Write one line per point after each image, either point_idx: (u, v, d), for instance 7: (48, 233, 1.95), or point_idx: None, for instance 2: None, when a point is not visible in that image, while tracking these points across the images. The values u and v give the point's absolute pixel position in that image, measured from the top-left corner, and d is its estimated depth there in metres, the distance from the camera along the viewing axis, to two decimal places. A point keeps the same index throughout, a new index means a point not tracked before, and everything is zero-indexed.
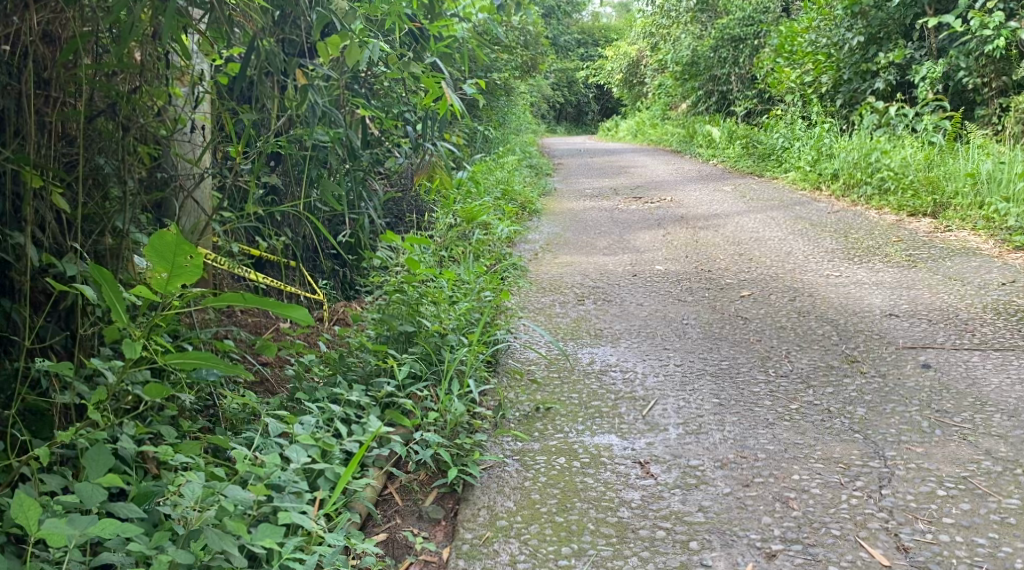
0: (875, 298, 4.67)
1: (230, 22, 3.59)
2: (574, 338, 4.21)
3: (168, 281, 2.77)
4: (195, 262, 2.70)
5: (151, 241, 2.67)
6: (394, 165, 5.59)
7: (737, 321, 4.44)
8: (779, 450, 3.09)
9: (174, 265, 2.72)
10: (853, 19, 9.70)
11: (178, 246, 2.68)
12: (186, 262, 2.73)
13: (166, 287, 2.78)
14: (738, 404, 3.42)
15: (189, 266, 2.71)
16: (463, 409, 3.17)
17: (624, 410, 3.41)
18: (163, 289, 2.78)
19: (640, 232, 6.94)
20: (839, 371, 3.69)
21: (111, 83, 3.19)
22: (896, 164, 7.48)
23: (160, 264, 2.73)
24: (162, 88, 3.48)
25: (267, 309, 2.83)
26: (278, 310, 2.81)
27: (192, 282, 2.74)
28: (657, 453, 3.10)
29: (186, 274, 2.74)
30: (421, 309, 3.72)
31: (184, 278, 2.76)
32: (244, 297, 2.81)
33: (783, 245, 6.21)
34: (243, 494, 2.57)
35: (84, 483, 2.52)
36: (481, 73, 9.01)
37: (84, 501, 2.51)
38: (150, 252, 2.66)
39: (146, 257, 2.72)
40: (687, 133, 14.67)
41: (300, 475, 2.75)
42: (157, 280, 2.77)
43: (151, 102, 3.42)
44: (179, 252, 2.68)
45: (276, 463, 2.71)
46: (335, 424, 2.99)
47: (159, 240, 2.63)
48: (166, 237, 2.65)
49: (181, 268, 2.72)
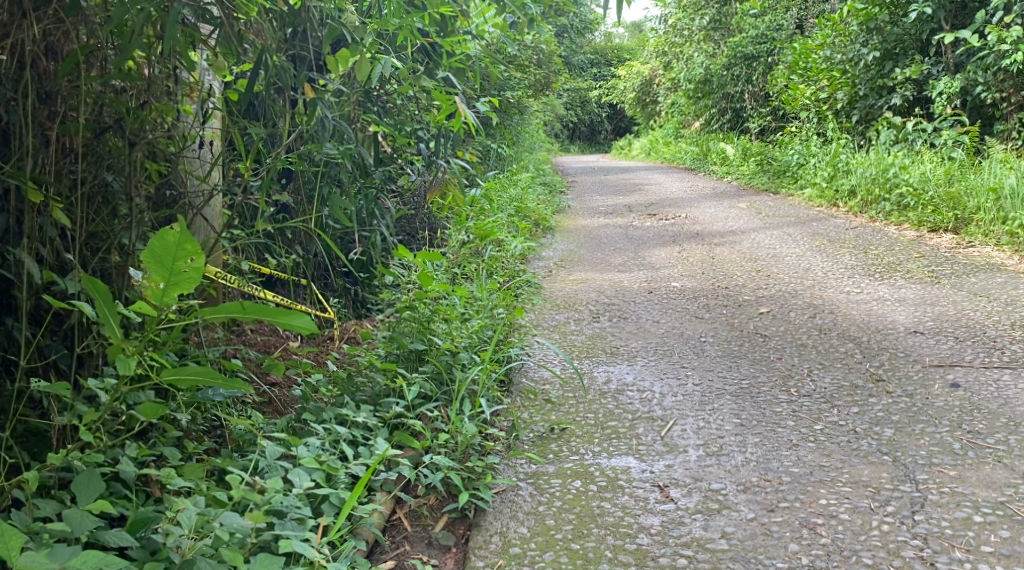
0: (898, 315, 4.54)
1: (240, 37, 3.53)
2: (589, 356, 4.10)
3: (165, 292, 2.64)
4: (195, 265, 2.56)
5: (150, 244, 2.55)
6: (407, 183, 5.54)
7: (756, 338, 4.32)
8: (805, 473, 2.96)
9: (172, 271, 2.59)
10: (869, 35, 9.60)
11: (177, 248, 2.56)
12: (186, 268, 2.60)
13: (163, 298, 2.65)
14: (761, 424, 3.30)
15: (188, 271, 2.59)
16: (474, 430, 3.05)
17: (642, 431, 3.29)
18: (160, 300, 2.65)
19: (655, 249, 6.83)
20: (864, 390, 3.55)
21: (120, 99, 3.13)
22: (915, 180, 7.36)
23: (157, 271, 2.60)
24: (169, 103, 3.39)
25: (267, 317, 2.69)
26: (280, 321, 2.70)
27: (191, 290, 2.61)
28: (677, 476, 2.97)
29: (185, 282, 2.61)
30: (432, 327, 3.60)
31: (181, 287, 2.63)
32: (244, 306, 2.68)
33: (801, 262, 6.09)
34: (239, 522, 2.47)
35: (73, 510, 2.43)
36: (495, 91, 8.94)
37: (72, 529, 2.42)
38: (149, 256, 2.53)
39: (144, 264, 2.59)
40: (700, 151, 14.57)
41: (303, 501, 2.64)
42: (153, 290, 2.64)
43: (158, 118, 3.34)
44: (180, 255, 2.56)
45: (278, 488, 2.59)
46: (341, 446, 2.87)
47: (159, 240, 2.50)
48: (166, 237, 2.53)
49: (180, 274, 2.60)
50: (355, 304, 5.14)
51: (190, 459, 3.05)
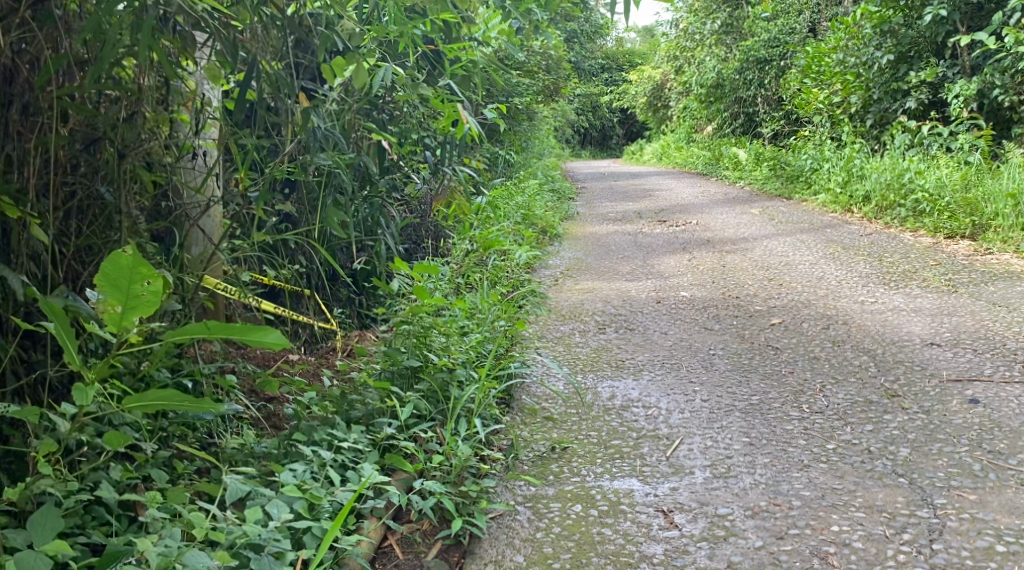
0: (914, 326, 4.40)
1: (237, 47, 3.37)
2: (593, 370, 3.97)
3: (122, 317, 2.52)
4: (153, 287, 2.46)
5: (104, 267, 2.43)
6: (411, 190, 5.42)
7: (768, 351, 4.18)
8: (816, 497, 2.82)
9: (129, 295, 2.48)
10: (883, 38, 9.46)
11: (133, 270, 2.45)
12: (143, 291, 2.49)
13: (121, 323, 2.52)
14: (771, 443, 3.16)
15: (145, 294, 2.48)
16: (469, 452, 2.92)
17: (646, 451, 3.16)
18: (118, 325, 2.53)
19: (665, 257, 6.70)
20: (878, 406, 3.41)
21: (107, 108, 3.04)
22: (930, 185, 7.21)
23: (114, 295, 2.48)
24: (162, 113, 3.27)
25: (233, 338, 2.58)
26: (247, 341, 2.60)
27: (151, 313, 2.50)
28: (682, 500, 2.84)
29: (144, 304, 2.50)
30: (429, 341, 3.47)
31: (140, 311, 2.51)
32: (208, 328, 2.58)
33: (814, 270, 5.94)
34: (205, 562, 2.36)
35: (23, 552, 2.36)
36: (502, 98, 8.82)
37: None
38: (104, 279, 2.42)
39: (98, 288, 2.47)
40: (711, 156, 14.41)
41: (283, 533, 2.51)
42: (110, 316, 2.51)
43: (150, 127, 3.24)
44: (136, 277, 2.45)
45: (255, 520, 2.47)
46: (328, 472, 2.75)
47: (114, 263, 2.39)
48: (121, 260, 2.42)
49: (137, 297, 2.49)
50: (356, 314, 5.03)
51: (178, 482, 2.94)
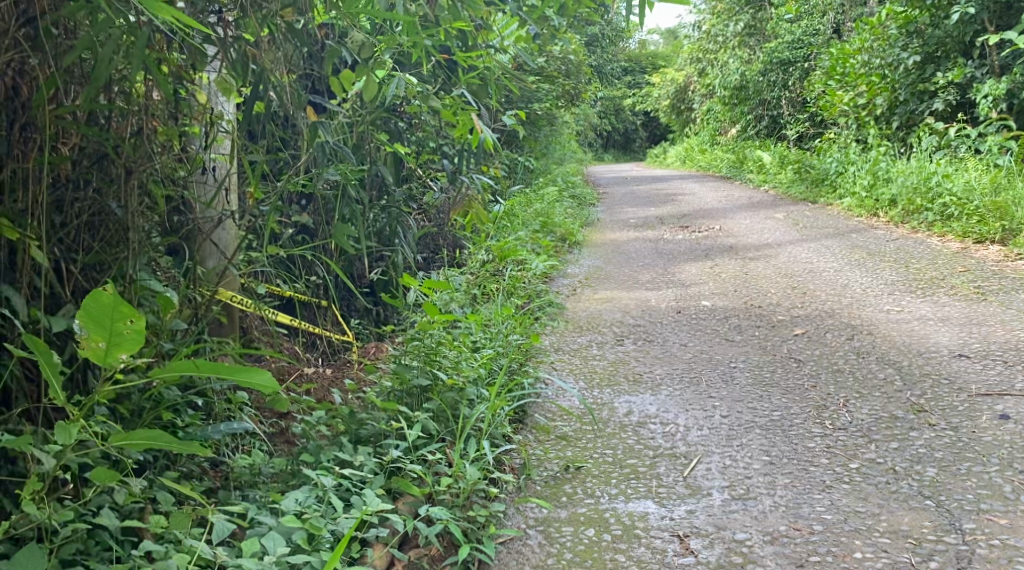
0: (941, 337, 4.29)
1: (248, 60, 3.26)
2: (611, 385, 3.88)
3: (107, 352, 2.44)
4: (136, 327, 2.38)
5: (86, 305, 2.35)
6: (429, 200, 5.35)
7: (790, 363, 4.08)
8: (839, 521, 2.71)
9: (113, 332, 2.40)
10: (909, 38, 9.32)
11: (115, 309, 2.36)
12: (127, 328, 2.41)
13: (105, 358, 2.44)
14: (792, 463, 3.05)
15: (129, 333, 2.40)
16: (478, 475, 2.83)
17: (662, 471, 3.07)
18: (103, 361, 2.45)
19: (686, 264, 6.59)
20: (904, 423, 3.30)
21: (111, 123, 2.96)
22: (959, 189, 7.09)
23: (97, 332, 2.40)
24: (169, 126, 3.18)
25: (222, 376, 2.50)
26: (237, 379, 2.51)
27: (135, 351, 2.42)
28: (698, 524, 2.74)
29: (128, 342, 2.42)
30: (440, 358, 3.39)
31: (125, 348, 2.43)
32: (197, 364, 2.50)
33: (839, 278, 5.82)
34: None
35: None
36: (521, 103, 8.73)
37: None
38: (86, 318, 2.34)
39: (80, 324, 2.39)
40: (735, 158, 14.26)
41: (281, 566, 2.44)
42: (94, 352, 2.44)
43: (158, 141, 3.16)
44: (118, 316, 2.37)
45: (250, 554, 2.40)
46: (330, 499, 2.67)
47: (94, 304, 2.30)
48: (102, 300, 2.33)
49: (121, 335, 2.41)
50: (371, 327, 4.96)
51: (184, 503, 2.86)
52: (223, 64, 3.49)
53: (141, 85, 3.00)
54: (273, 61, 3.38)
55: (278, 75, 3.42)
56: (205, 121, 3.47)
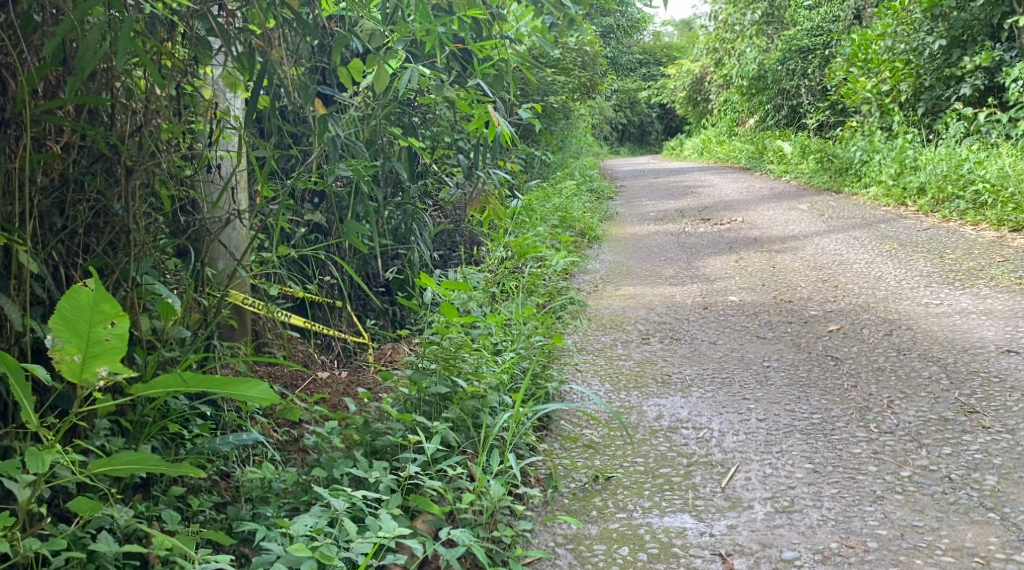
0: (987, 332, 4.10)
1: (254, 54, 3.05)
2: (638, 387, 3.68)
3: (83, 367, 2.23)
4: (118, 329, 2.19)
5: (61, 308, 2.17)
6: (446, 196, 5.17)
7: (827, 362, 3.88)
8: (895, 537, 2.51)
9: (90, 339, 2.21)
10: (934, 22, 9.10)
11: (94, 313, 2.18)
12: (106, 336, 2.22)
13: (82, 374, 2.24)
14: (837, 471, 2.85)
15: (109, 338, 2.20)
16: (503, 491, 2.62)
17: (699, 481, 2.87)
18: (79, 377, 2.24)
19: (710, 258, 6.38)
20: (955, 426, 3.10)
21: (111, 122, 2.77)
22: (992, 175, 6.91)
23: (73, 342, 2.21)
24: (174, 124, 3.00)
25: (215, 390, 2.32)
26: (232, 392, 2.34)
27: (116, 361, 2.23)
28: (741, 541, 2.54)
29: (107, 351, 2.22)
30: (459, 363, 3.20)
31: (104, 360, 2.23)
32: (187, 378, 2.32)
33: (871, 269, 5.61)
34: None
35: None
36: (536, 97, 8.53)
37: None
38: (61, 320, 2.15)
39: (54, 332, 2.19)
40: (754, 149, 14.01)
41: None
42: (69, 366, 2.23)
43: (162, 140, 2.97)
44: (97, 317, 2.18)
45: None
46: (342, 522, 2.47)
47: (71, 296, 2.13)
48: (81, 296, 2.16)
49: (99, 343, 2.22)
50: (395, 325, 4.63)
51: (191, 521, 2.65)
52: (228, 57, 3.28)
53: (143, 80, 2.84)
54: (280, 55, 3.16)
55: (286, 67, 3.20)
56: (212, 117, 3.22)
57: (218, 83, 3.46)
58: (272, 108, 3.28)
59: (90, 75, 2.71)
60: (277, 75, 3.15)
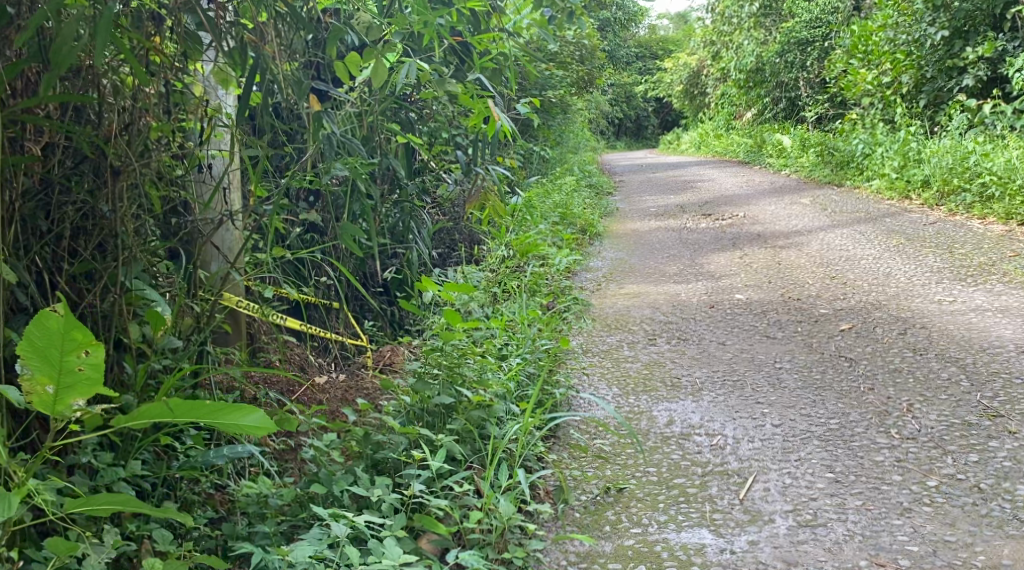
0: (1004, 330, 3.99)
1: (246, 50, 2.91)
2: (646, 391, 3.55)
3: (57, 399, 2.10)
4: (89, 358, 2.04)
5: (31, 335, 2.03)
6: (444, 193, 5.03)
7: (841, 362, 3.76)
8: (927, 554, 2.42)
9: (62, 369, 2.06)
10: (935, 12, 8.95)
11: (66, 339, 2.04)
12: (80, 366, 2.07)
13: (56, 406, 2.10)
14: (860, 481, 2.74)
15: (82, 367, 2.06)
16: (513, 510, 2.54)
17: (715, 492, 2.75)
18: (52, 409, 2.10)
19: (713, 254, 6.26)
20: (980, 431, 3.00)
21: (97, 120, 2.64)
22: (1000, 168, 6.80)
23: (44, 371, 2.06)
24: (165, 122, 2.87)
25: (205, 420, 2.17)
26: (222, 421, 2.19)
27: (90, 392, 2.08)
28: (765, 559, 2.44)
29: (81, 381, 2.08)
30: (463, 371, 3.08)
31: (78, 391, 2.09)
32: (171, 407, 2.16)
33: (879, 265, 5.49)
34: None
35: None
36: (533, 91, 8.38)
37: None
38: (30, 348, 2.02)
39: (25, 362, 2.05)
40: (752, 143, 13.86)
41: None
42: (41, 398, 2.09)
43: (156, 138, 2.84)
44: (68, 344, 2.03)
45: None
46: (343, 547, 2.34)
47: (41, 322, 1.99)
48: (50, 321, 2.01)
49: (73, 373, 2.07)
50: (394, 326, 4.49)
51: (185, 538, 2.52)
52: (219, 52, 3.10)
53: (128, 76, 2.71)
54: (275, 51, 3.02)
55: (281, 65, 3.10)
56: (202, 114, 3.06)
57: (209, 80, 3.30)
58: (266, 106, 3.15)
59: (75, 70, 2.58)
60: (271, 70, 3.02)
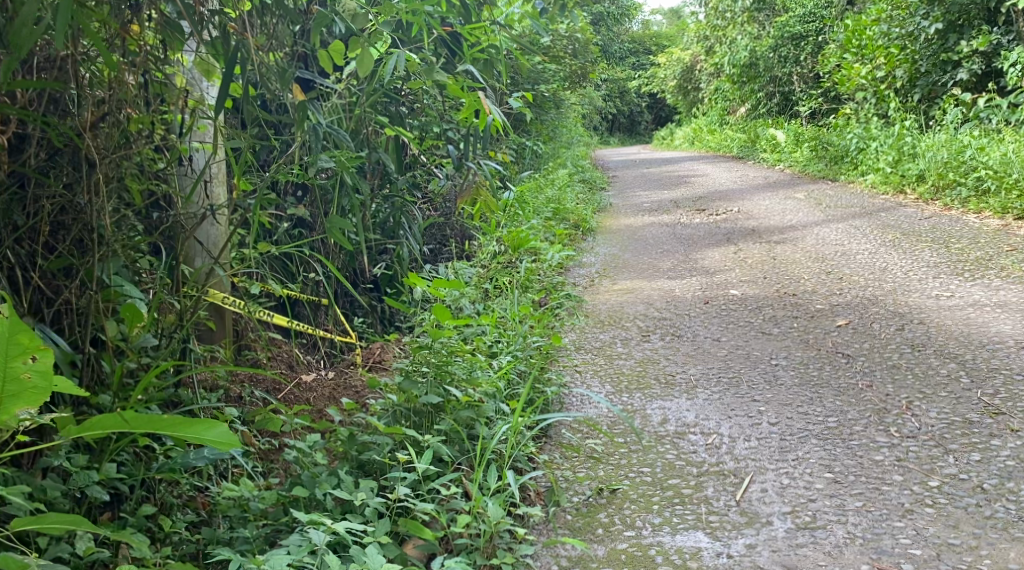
0: (1003, 325, 3.92)
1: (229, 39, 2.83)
2: (640, 389, 3.47)
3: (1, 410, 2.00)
4: (37, 364, 1.96)
5: None
6: (434, 188, 4.94)
7: (838, 359, 3.68)
8: (930, 558, 2.34)
9: (7, 377, 1.97)
10: (930, 6, 8.88)
11: (10, 345, 1.95)
12: (27, 373, 1.98)
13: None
14: (860, 481, 2.67)
15: (29, 374, 1.97)
16: (501, 514, 2.45)
17: (711, 493, 2.67)
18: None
19: (707, 250, 6.18)
20: (981, 429, 2.92)
21: (73, 110, 2.55)
22: (995, 161, 6.72)
23: None
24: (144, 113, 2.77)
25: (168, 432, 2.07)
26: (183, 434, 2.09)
27: (38, 401, 2.00)
28: (762, 563, 2.36)
29: (28, 390, 1.99)
30: (452, 369, 2.99)
31: (23, 400, 2.00)
32: (127, 419, 2.06)
33: (876, 260, 5.41)
34: None
35: None
36: (524, 85, 8.28)
37: None
38: None
39: None
40: (746, 137, 13.80)
41: None
42: None
43: (134, 130, 2.75)
44: (15, 350, 1.95)
45: None
46: (323, 554, 2.26)
47: None
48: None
49: (19, 381, 1.98)
50: (383, 322, 4.41)
51: (162, 545, 2.44)
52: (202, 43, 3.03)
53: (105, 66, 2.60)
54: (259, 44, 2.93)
55: (263, 55, 3.02)
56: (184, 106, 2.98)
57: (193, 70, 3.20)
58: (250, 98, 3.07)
59: (50, 60, 2.49)
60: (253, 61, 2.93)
